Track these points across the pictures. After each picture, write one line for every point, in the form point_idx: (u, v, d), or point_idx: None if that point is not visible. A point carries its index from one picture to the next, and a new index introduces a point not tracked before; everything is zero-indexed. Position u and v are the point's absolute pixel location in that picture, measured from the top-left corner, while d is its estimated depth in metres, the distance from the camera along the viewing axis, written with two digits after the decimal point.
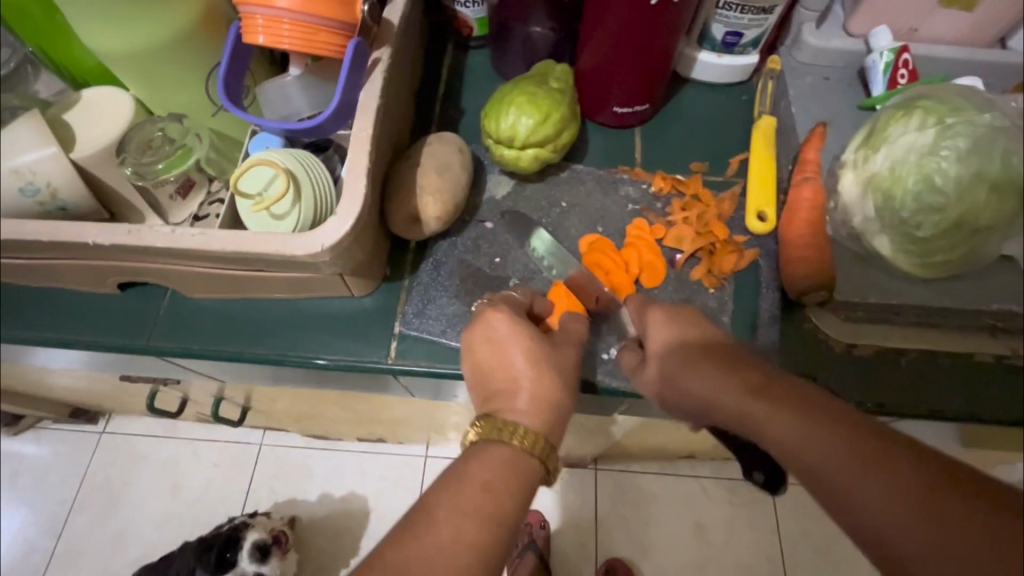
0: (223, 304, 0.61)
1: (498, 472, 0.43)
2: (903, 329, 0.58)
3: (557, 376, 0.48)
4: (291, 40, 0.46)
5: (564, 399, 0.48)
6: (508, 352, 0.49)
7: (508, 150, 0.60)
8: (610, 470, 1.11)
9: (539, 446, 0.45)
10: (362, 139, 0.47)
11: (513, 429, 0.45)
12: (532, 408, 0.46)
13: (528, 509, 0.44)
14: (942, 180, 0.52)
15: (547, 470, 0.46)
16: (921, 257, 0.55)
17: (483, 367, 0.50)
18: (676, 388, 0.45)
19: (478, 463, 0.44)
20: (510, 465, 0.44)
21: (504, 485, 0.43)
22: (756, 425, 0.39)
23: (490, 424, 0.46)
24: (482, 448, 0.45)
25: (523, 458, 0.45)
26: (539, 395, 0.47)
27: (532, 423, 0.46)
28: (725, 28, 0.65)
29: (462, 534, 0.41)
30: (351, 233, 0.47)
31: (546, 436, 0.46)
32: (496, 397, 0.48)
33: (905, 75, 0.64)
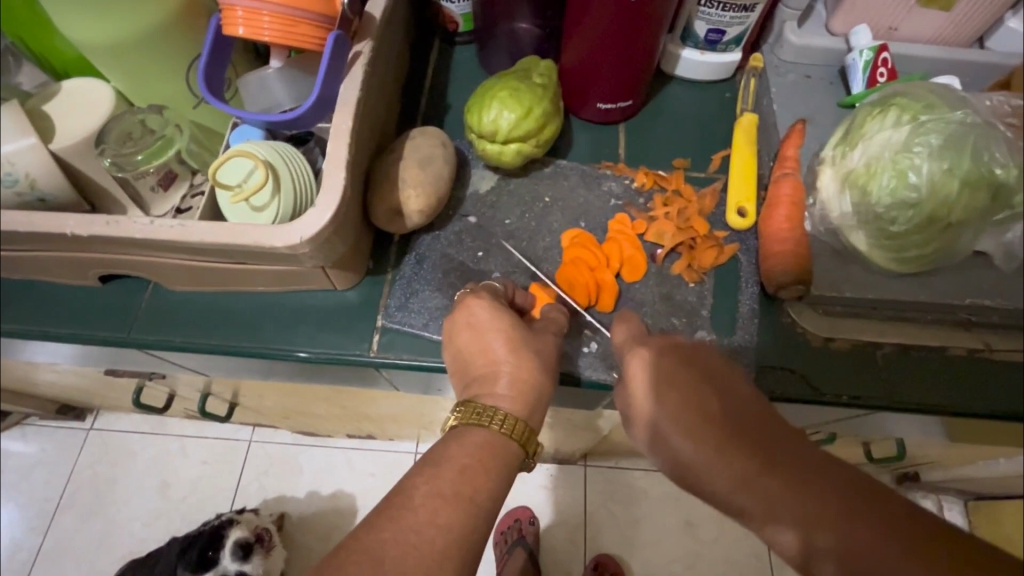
0: (207, 298, 0.61)
1: (477, 456, 0.44)
2: (878, 324, 0.58)
3: (536, 362, 0.49)
4: (271, 32, 0.46)
5: (544, 384, 0.49)
6: (487, 340, 0.49)
7: (491, 145, 0.61)
8: (598, 466, 1.12)
9: (518, 429, 0.46)
10: (342, 132, 0.48)
11: (493, 413, 0.46)
12: (511, 392, 0.47)
13: (507, 490, 0.45)
14: (916, 176, 0.52)
15: (527, 453, 0.47)
16: (896, 251, 0.56)
17: (463, 354, 0.50)
18: (665, 456, 0.44)
19: (458, 447, 0.44)
20: (489, 448, 0.45)
21: (483, 468, 0.44)
22: (749, 506, 0.40)
23: (470, 409, 0.46)
24: (462, 432, 0.45)
25: (502, 440, 0.45)
26: (519, 380, 0.47)
27: (512, 407, 0.47)
28: (708, 26, 0.65)
29: (439, 516, 0.41)
30: (332, 225, 0.47)
31: (524, 420, 0.47)
32: (476, 383, 0.49)
33: (884, 74, 0.65)
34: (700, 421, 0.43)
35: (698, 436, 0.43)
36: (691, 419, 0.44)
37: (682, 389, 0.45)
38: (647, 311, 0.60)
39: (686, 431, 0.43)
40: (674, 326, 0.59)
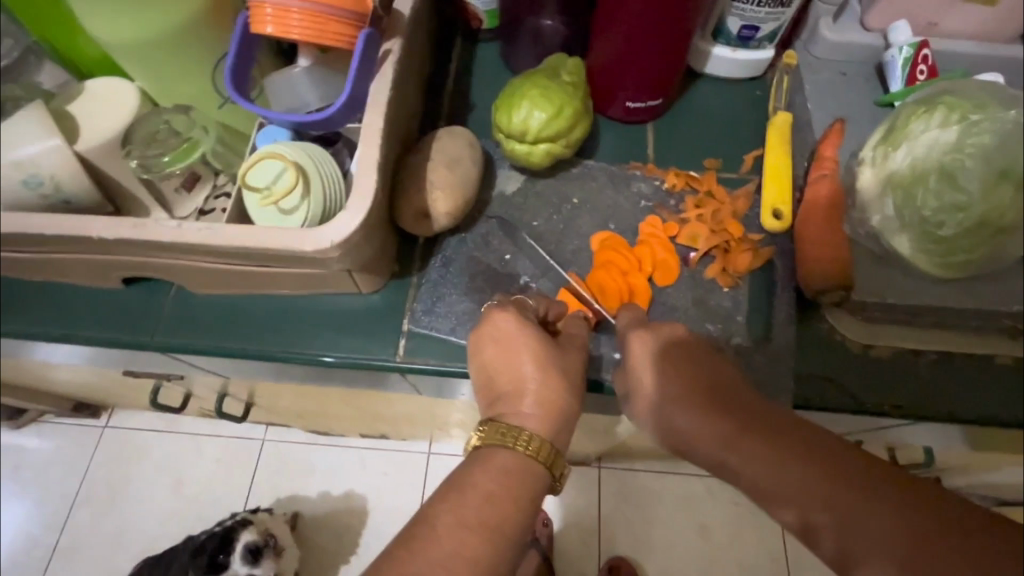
0: (228, 300, 0.60)
1: (502, 481, 0.43)
2: (920, 329, 0.57)
3: (564, 382, 0.47)
4: (300, 30, 0.45)
5: (571, 403, 0.47)
6: (513, 355, 0.47)
7: (519, 145, 0.59)
8: (614, 468, 1.10)
9: (544, 453, 0.45)
10: (373, 133, 0.46)
11: (518, 435, 0.45)
12: (537, 412, 0.46)
13: (532, 514, 0.44)
14: (965, 180, 0.48)
15: (554, 476, 0.46)
16: (943, 257, 0.53)
17: (489, 368, 0.49)
18: (667, 430, 0.47)
19: (482, 471, 0.44)
20: (514, 473, 0.44)
21: (506, 493, 0.43)
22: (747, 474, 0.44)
23: (495, 429, 0.45)
24: (487, 455, 0.45)
25: (528, 463, 0.44)
26: (546, 399, 0.46)
27: (538, 428, 0.46)
28: (741, 22, 0.63)
29: (464, 547, 0.41)
30: (362, 229, 0.46)
31: (550, 441, 0.46)
32: (502, 400, 0.47)
33: (924, 71, 0.62)
34: (712, 406, 0.46)
35: (710, 420, 0.45)
36: (704, 403, 0.46)
37: (693, 373, 0.47)
38: (679, 316, 0.58)
39: (696, 414, 0.46)
40: (707, 332, 0.57)
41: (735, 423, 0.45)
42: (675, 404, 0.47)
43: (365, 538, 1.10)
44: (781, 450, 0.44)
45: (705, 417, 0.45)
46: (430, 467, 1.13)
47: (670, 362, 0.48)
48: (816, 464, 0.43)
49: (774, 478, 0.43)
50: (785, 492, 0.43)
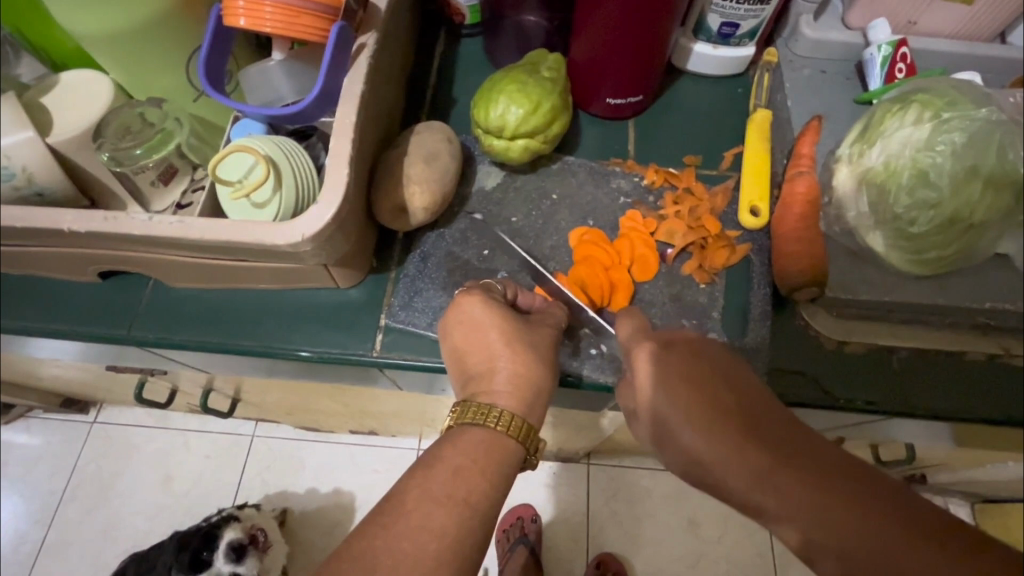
0: (207, 294, 0.60)
1: (473, 455, 0.43)
2: (898, 325, 0.57)
3: (535, 357, 0.48)
4: (272, 24, 0.45)
5: (543, 378, 0.48)
6: (483, 335, 0.48)
7: (498, 140, 0.59)
8: (602, 464, 1.11)
9: (516, 426, 0.45)
10: (346, 126, 0.46)
11: (488, 411, 0.45)
12: (509, 389, 0.46)
13: (504, 487, 0.44)
14: (937, 177, 0.51)
15: (529, 450, 0.46)
16: (915, 252, 0.54)
17: (459, 350, 0.49)
18: (677, 455, 0.43)
19: (453, 448, 0.44)
20: (486, 447, 0.44)
21: (477, 467, 0.43)
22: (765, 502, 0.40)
23: (466, 409, 0.46)
24: (458, 433, 0.45)
25: (499, 439, 0.45)
26: (516, 374, 0.47)
27: (510, 405, 0.46)
28: (721, 19, 0.64)
29: (432, 520, 0.41)
30: (334, 222, 0.46)
31: (523, 417, 0.46)
32: (474, 380, 0.48)
33: (903, 70, 0.63)
34: (729, 429, 0.41)
35: (727, 449, 0.40)
36: (720, 425, 0.41)
37: (708, 390, 0.42)
38: (656, 311, 0.58)
39: (710, 439, 0.41)
40: (683, 328, 0.57)
41: (756, 452, 0.40)
42: (687, 428, 0.42)
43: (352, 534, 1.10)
44: (807, 484, 0.39)
45: (723, 446, 0.40)
46: None
47: (683, 376, 0.43)
48: (846, 501, 0.39)
49: (802, 508, 0.39)
50: (809, 531, 0.39)
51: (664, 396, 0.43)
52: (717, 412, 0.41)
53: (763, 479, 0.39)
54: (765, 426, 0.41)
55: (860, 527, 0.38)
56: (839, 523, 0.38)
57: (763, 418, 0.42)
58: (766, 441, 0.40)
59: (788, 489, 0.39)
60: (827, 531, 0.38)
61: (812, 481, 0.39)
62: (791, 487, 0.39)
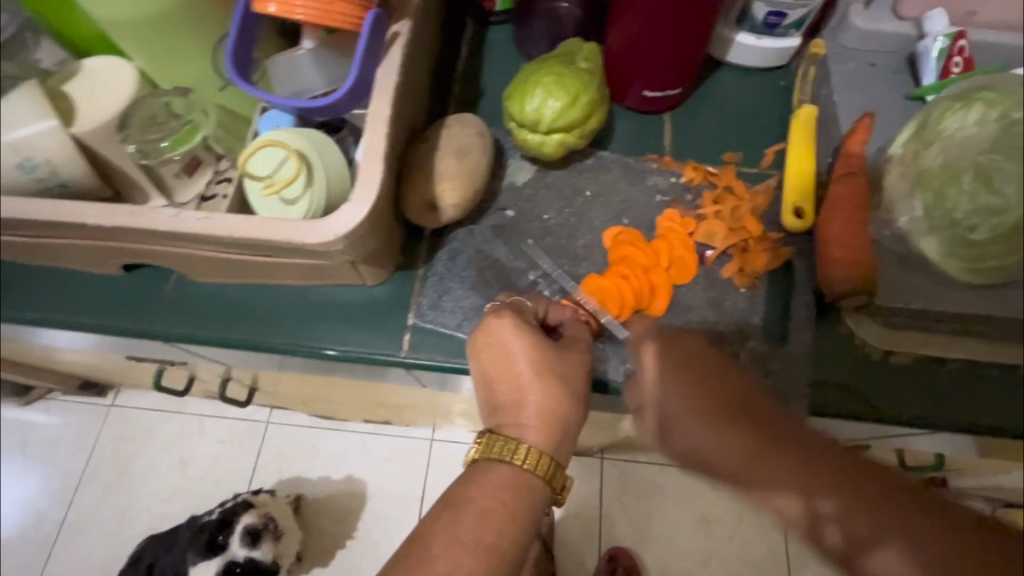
0: (230, 288, 0.59)
1: (500, 498, 0.42)
2: (951, 335, 0.55)
3: (564, 391, 0.45)
4: (305, 11, 0.42)
5: (572, 412, 0.46)
6: (511, 363, 0.46)
7: (532, 135, 0.57)
8: (617, 460, 1.10)
9: (544, 465, 0.44)
10: (380, 120, 0.44)
11: (513, 447, 0.44)
12: (538, 423, 0.45)
13: (533, 531, 0.43)
14: (1002, 182, 0.45)
15: (555, 488, 0.45)
16: (970, 263, 0.49)
17: (487, 375, 0.47)
18: (675, 439, 0.47)
19: (480, 487, 0.43)
20: (512, 487, 0.43)
21: (504, 510, 0.42)
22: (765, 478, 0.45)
23: (491, 442, 0.44)
24: (484, 469, 0.44)
25: (527, 478, 0.43)
26: (545, 408, 0.45)
27: (538, 440, 0.44)
28: (768, 8, 0.60)
29: (460, 566, 0.40)
30: (367, 222, 0.44)
31: (550, 453, 0.44)
32: (501, 410, 0.46)
33: (959, 64, 0.59)
34: (731, 420, 0.46)
35: (722, 437, 0.46)
36: (714, 412, 0.46)
37: (707, 374, 0.47)
38: (693, 315, 0.56)
39: (708, 424, 0.46)
40: (720, 334, 0.55)
41: (751, 437, 0.45)
42: (686, 412, 0.46)
43: (365, 524, 1.10)
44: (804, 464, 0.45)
45: (721, 429, 0.46)
46: (432, 455, 1.13)
47: (684, 369, 0.47)
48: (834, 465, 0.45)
49: (799, 486, 0.44)
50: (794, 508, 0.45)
51: (668, 388, 0.47)
52: (716, 397, 0.47)
53: (760, 459, 0.45)
54: (754, 408, 0.47)
55: (848, 500, 0.44)
56: (830, 500, 0.44)
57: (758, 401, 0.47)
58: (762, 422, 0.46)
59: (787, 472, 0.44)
60: (813, 508, 0.44)
61: (803, 459, 0.45)
62: (780, 467, 0.45)
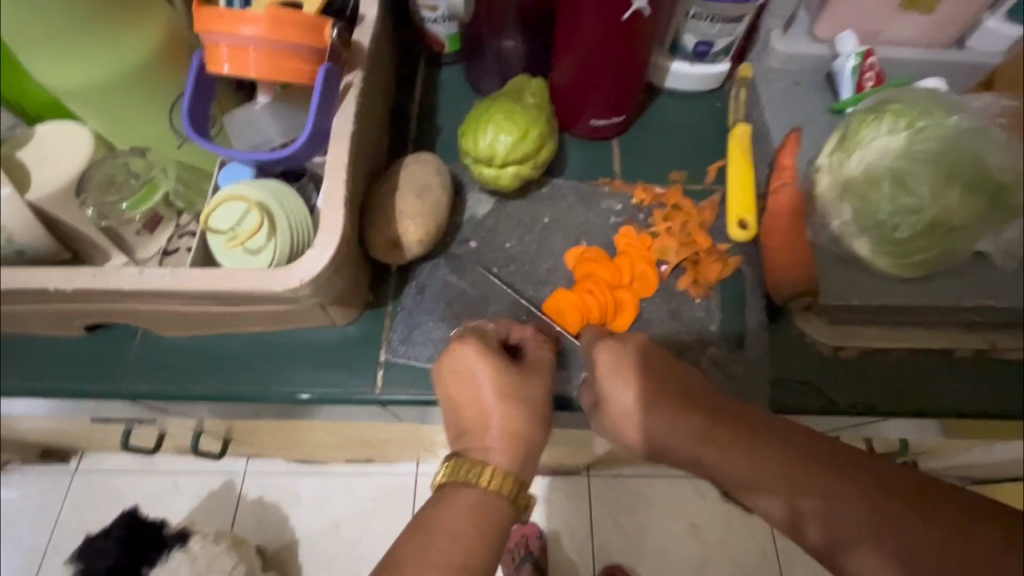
0: (198, 340, 0.59)
1: (467, 518, 0.43)
2: (891, 326, 0.59)
3: (527, 414, 0.47)
4: (258, 69, 0.44)
5: (534, 434, 0.47)
6: (474, 389, 0.47)
7: (488, 169, 0.59)
8: (603, 475, 1.10)
9: (508, 486, 0.45)
10: (338, 167, 0.46)
11: (478, 470, 0.45)
12: (502, 445, 0.46)
13: (502, 551, 0.44)
14: (917, 183, 0.54)
15: (520, 508, 0.46)
16: (900, 257, 0.56)
17: (454, 401, 0.48)
18: (632, 431, 0.47)
19: (448, 510, 0.44)
20: (480, 509, 0.44)
21: (473, 530, 0.43)
22: (706, 460, 0.45)
23: (458, 465, 0.46)
24: (451, 493, 0.45)
25: (492, 498, 0.44)
26: (509, 431, 0.46)
27: (503, 462, 0.45)
28: (697, 38, 0.65)
29: None
30: (332, 265, 0.45)
31: (516, 475, 0.45)
32: (467, 434, 0.47)
33: (871, 79, 0.65)
34: (673, 404, 0.46)
35: (672, 422, 0.46)
36: (659, 402, 0.46)
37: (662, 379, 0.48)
38: (656, 329, 0.59)
39: (658, 412, 0.46)
40: (682, 344, 0.58)
41: (694, 418, 0.45)
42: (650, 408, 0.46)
43: (354, 568, 1.07)
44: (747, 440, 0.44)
45: (684, 424, 0.46)
46: (418, 490, 1.11)
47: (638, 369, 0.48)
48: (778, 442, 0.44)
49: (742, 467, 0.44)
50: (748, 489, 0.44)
51: (627, 391, 0.47)
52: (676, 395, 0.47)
53: (705, 441, 0.45)
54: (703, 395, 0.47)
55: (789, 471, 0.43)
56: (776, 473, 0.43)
57: (698, 388, 0.48)
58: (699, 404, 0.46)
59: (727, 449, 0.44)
60: (785, 492, 0.43)
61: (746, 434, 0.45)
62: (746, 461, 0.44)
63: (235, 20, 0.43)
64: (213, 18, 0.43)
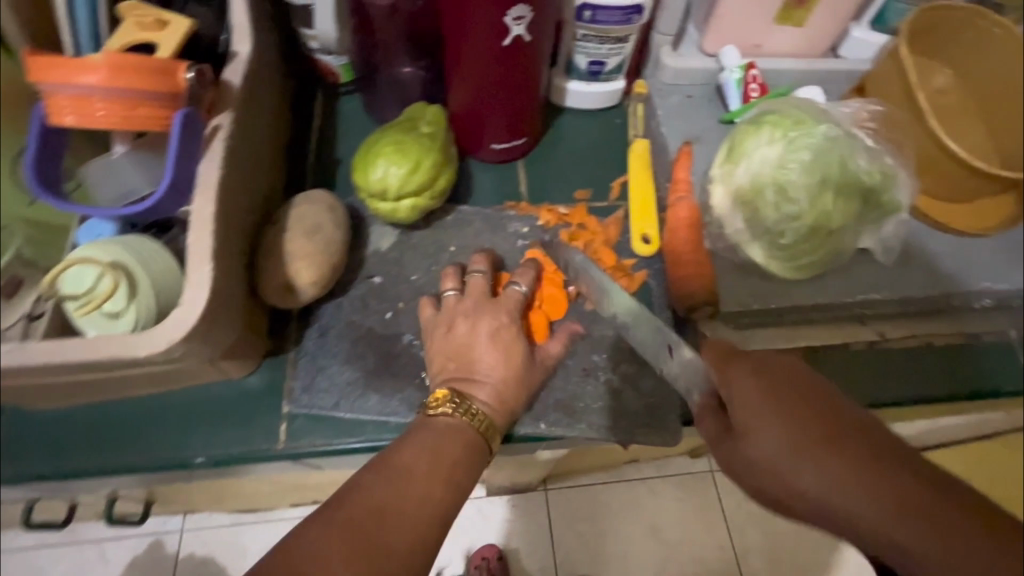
0: (75, 411, 0.54)
1: (452, 448, 0.46)
2: (789, 328, 0.61)
3: (508, 362, 0.51)
4: (105, 119, 0.41)
5: (517, 388, 0.51)
6: (474, 341, 0.52)
7: (383, 203, 0.58)
8: (561, 486, 0.99)
9: (484, 425, 0.49)
10: (204, 218, 0.43)
11: (472, 410, 0.48)
12: (490, 395, 0.50)
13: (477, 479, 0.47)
14: (795, 191, 0.56)
15: (491, 450, 0.49)
16: (790, 261, 0.58)
17: (449, 349, 0.53)
18: (779, 487, 0.37)
19: (438, 435, 0.47)
20: (466, 444, 0.47)
21: (454, 456, 0.46)
22: (905, 546, 0.34)
23: (449, 401, 0.49)
24: (441, 423, 0.47)
25: (472, 435, 0.48)
26: (499, 380, 0.51)
27: (485, 407, 0.49)
28: (588, 58, 0.66)
29: None
30: (203, 322, 0.42)
31: (494, 419, 0.50)
32: (458, 373, 0.51)
33: (756, 89, 0.68)
34: (848, 461, 0.35)
35: (842, 483, 0.35)
36: (830, 457, 0.35)
37: (817, 412, 0.37)
38: (568, 350, 0.59)
39: (823, 473, 0.35)
40: (595, 363, 0.58)
41: (880, 480, 0.34)
42: (800, 462, 0.36)
43: None
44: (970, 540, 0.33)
45: (869, 497, 0.34)
46: None
47: (778, 397, 0.38)
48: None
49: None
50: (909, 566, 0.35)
51: (771, 429, 0.37)
52: (843, 446, 0.36)
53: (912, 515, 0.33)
54: (875, 440, 0.36)
55: None
56: None
57: (869, 432, 0.36)
58: (874, 452, 0.35)
59: (945, 534, 0.33)
60: None
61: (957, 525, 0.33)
62: (942, 555, 0.33)
63: (74, 68, 0.40)
64: (47, 67, 0.40)
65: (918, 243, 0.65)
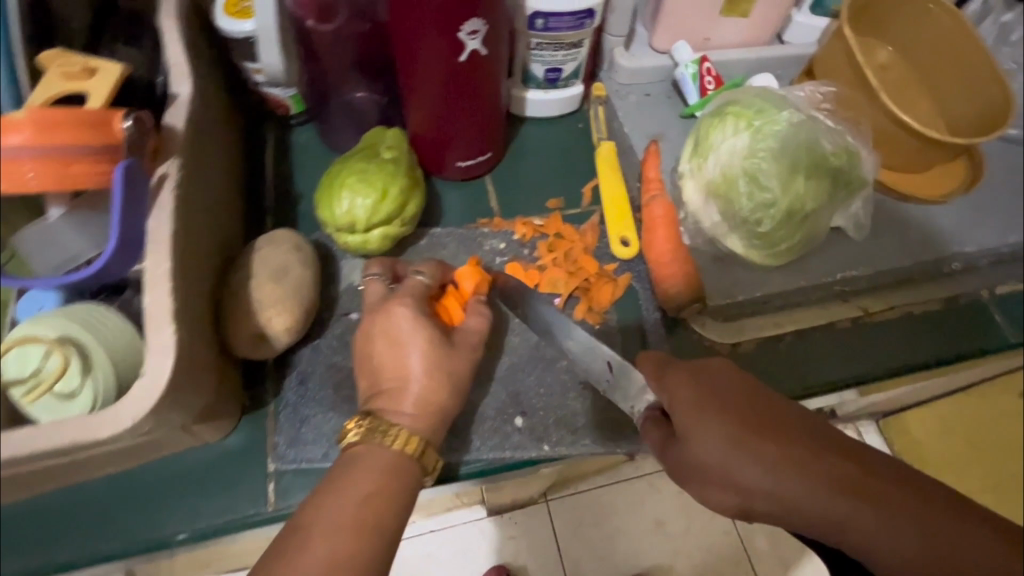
0: (32, 503, 0.49)
1: (374, 481, 0.42)
2: (776, 313, 0.61)
3: (446, 379, 0.47)
4: (37, 182, 0.37)
5: (451, 401, 0.47)
6: (405, 353, 0.47)
7: (352, 236, 0.55)
8: (561, 496, 0.95)
9: (413, 447, 0.44)
10: (160, 278, 0.39)
11: (391, 432, 0.44)
12: (416, 410, 0.46)
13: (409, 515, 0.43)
14: (767, 179, 0.56)
15: (428, 469, 0.45)
16: (768, 249, 0.58)
17: (376, 362, 0.48)
18: (726, 485, 0.38)
19: (359, 470, 0.43)
20: (388, 472, 0.43)
21: (381, 494, 0.42)
22: (841, 518, 0.37)
23: (370, 425, 0.45)
24: (363, 453, 0.44)
25: (401, 460, 0.44)
26: (426, 398, 0.46)
27: (414, 426, 0.45)
28: (544, 66, 0.66)
29: None
30: (171, 390, 0.38)
31: (423, 435, 0.45)
32: (384, 394, 0.47)
33: (711, 82, 0.69)
34: (779, 447, 0.37)
35: (779, 467, 0.37)
36: (767, 447, 0.38)
37: (753, 414, 0.39)
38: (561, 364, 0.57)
39: (762, 463, 0.37)
40: None
41: (809, 458, 0.37)
42: (742, 459, 0.38)
43: None
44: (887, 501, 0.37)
45: (803, 480, 0.37)
46: None
47: (717, 403, 0.39)
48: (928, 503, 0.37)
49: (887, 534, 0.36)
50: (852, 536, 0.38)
51: (711, 435, 0.38)
52: (773, 440, 0.38)
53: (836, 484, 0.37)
54: (795, 425, 0.39)
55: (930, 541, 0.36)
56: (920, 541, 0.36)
57: (789, 415, 0.39)
58: (798, 434, 0.38)
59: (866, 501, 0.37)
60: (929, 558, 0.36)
61: (872, 486, 0.37)
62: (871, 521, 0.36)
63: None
64: None
65: (884, 215, 0.66)
